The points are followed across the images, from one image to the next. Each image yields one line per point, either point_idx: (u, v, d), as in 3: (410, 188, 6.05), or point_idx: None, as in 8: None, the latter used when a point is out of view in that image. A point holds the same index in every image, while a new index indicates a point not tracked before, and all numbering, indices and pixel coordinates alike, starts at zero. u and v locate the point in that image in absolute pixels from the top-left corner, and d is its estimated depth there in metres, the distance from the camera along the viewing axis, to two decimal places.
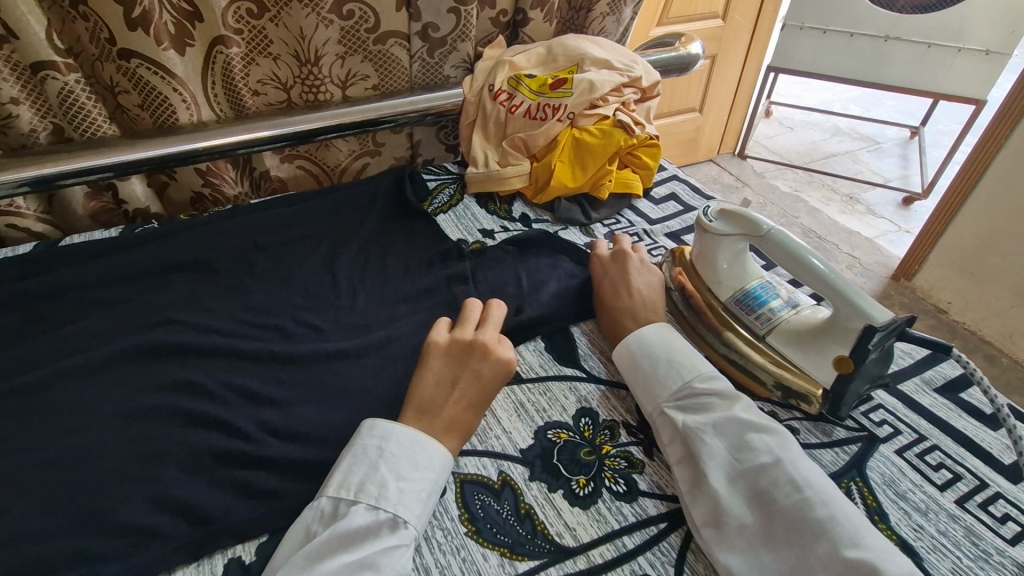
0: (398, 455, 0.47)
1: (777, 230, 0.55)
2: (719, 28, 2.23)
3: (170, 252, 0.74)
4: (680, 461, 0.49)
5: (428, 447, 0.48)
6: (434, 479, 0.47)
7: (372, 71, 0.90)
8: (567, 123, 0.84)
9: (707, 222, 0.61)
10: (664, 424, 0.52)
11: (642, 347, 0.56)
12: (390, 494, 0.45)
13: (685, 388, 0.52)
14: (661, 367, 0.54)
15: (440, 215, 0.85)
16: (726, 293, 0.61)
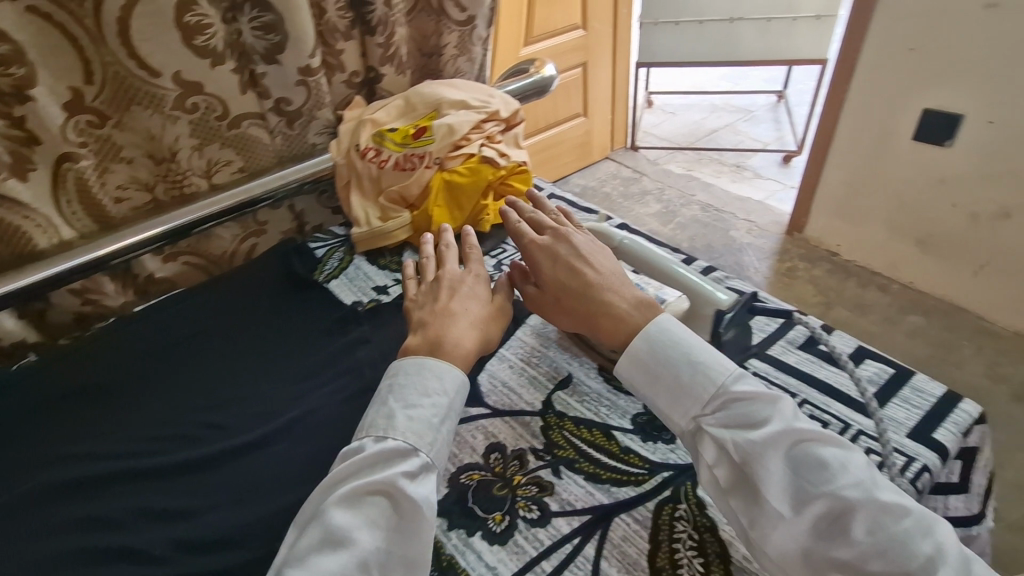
0: (410, 390, 0.53)
1: (629, 238, 0.64)
2: (582, 38, 2.36)
3: (49, 383, 0.71)
4: (732, 484, 0.48)
5: (437, 378, 0.54)
6: (442, 402, 0.53)
7: (235, 156, 0.90)
8: (436, 168, 0.87)
9: (571, 244, 0.68)
10: (706, 443, 0.51)
11: (655, 354, 0.54)
12: (398, 422, 0.51)
13: (723, 395, 0.51)
14: (686, 375, 0.53)
15: (332, 282, 0.86)
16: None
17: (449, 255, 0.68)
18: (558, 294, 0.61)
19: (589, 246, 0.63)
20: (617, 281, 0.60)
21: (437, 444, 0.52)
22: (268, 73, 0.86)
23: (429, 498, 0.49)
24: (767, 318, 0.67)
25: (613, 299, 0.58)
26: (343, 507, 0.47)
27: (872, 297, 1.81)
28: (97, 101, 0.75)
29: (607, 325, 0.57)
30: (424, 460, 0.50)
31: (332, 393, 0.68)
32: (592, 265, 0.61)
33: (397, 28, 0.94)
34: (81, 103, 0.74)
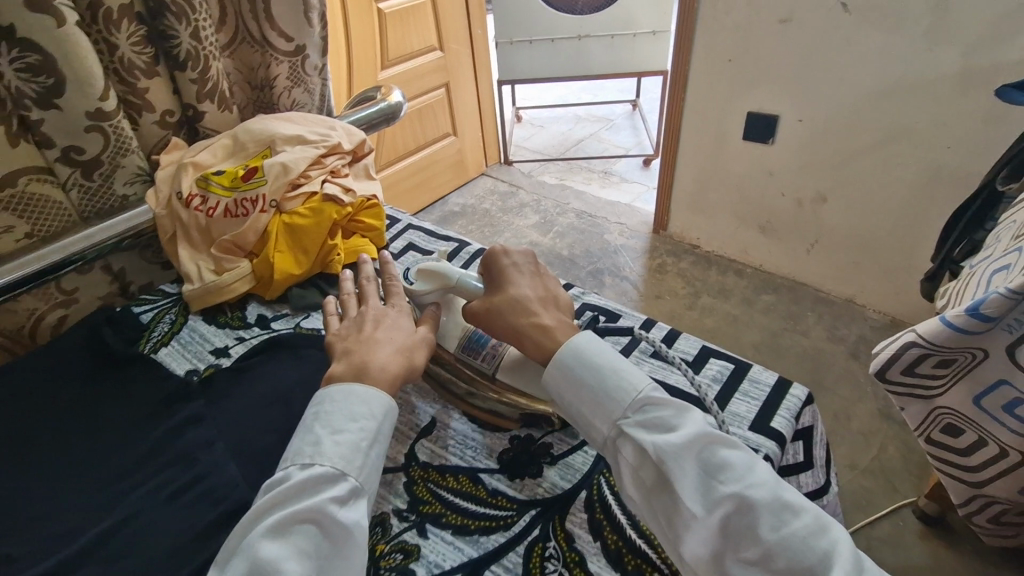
0: (337, 413, 0.49)
1: (465, 276, 0.62)
2: (441, 60, 2.37)
3: None
4: (652, 485, 0.47)
5: (363, 400, 0.50)
6: (373, 423, 0.49)
7: (17, 219, 0.76)
8: (273, 212, 0.80)
9: (409, 286, 0.64)
10: (626, 445, 0.49)
11: (578, 360, 0.51)
12: (326, 448, 0.47)
13: (642, 399, 0.49)
14: (607, 380, 0.50)
15: (160, 351, 0.75)
16: (454, 345, 0.62)
17: (369, 288, 0.63)
18: (494, 306, 0.57)
19: (536, 268, 0.61)
20: (556, 302, 0.58)
21: (370, 464, 0.48)
22: (46, 120, 0.73)
23: (361, 520, 0.46)
24: (622, 335, 0.69)
25: (540, 314, 0.56)
26: (271, 542, 0.43)
27: (731, 282, 1.98)
28: None
29: (542, 339, 0.54)
30: (357, 483, 0.47)
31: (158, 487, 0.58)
32: (538, 286, 0.59)
33: (213, 62, 0.85)
34: None
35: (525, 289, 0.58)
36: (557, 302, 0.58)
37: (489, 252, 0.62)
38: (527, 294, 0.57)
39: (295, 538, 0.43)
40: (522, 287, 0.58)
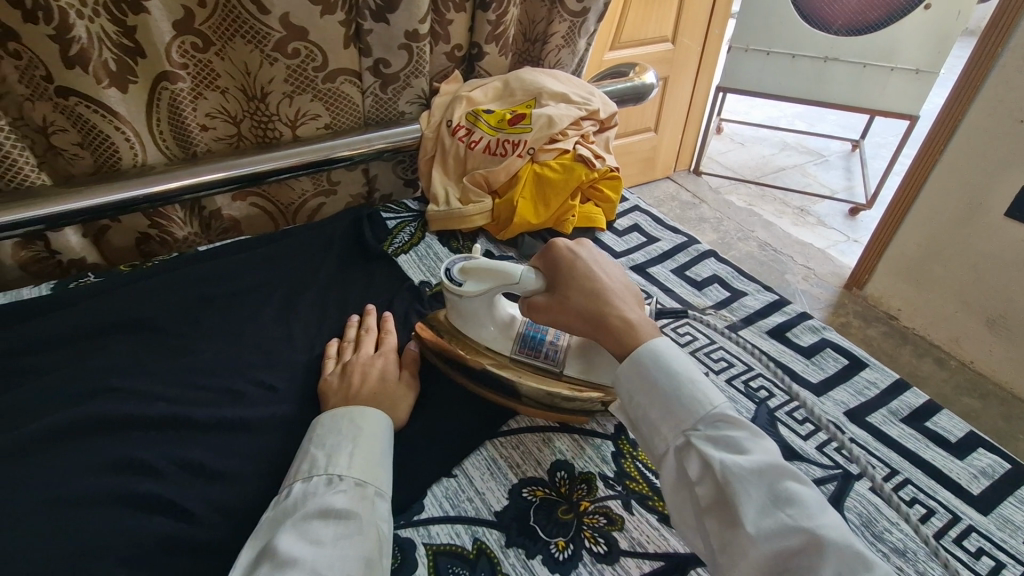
0: (325, 433, 0.53)
1: (524, 272, 0.58)
2: (669, 52, 2.29)
3: (109, 307, 0.70)
4: (709, 503, 0.46)
5: (349, 416, 0.54)
6: (359, 433, 0.53)
7: (323, 110, 0.87)
8: (527, 159, 0.83)
9: (454, 286, 0.61)
10: (691, 459, 0.47)
11: (659, 364, 0.51)
12: (318, 460, 0.51)
13: (716, 416, 0.48)
14: (683, 391, 0.49)
15: (400, 257, 0.83)
16: (509, 345, 0.61)
17: (366, 337, 0.66)
18: (582, 296, 0.55)
19: (599, 255, 0.60)
20: (623, 291, 0.58)
21: (367, 461, 0.51)
22: (373, 31, 0.82)
23: (367, 510, 0.48)
24: (870, 384, 0.62)
25: (620, 309, 0.55)
26: (292, 534, 0.46)
27: (926, 370, 1.72)
28: (206, 25, 0.75)
29: (625, 335, 0.53)
30: (355, 477, 0.50)
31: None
32: (612, 276, 0.58)
33: (511, 8, 0.90)
34: (189, 24, 0.74)
35: (601, 276, 0.57)
36: (624, 291, 0.59)
37: (557, 246, 0.59)
38: (604, 285, 0.56)
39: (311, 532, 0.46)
40: (599, 276, 0.56)
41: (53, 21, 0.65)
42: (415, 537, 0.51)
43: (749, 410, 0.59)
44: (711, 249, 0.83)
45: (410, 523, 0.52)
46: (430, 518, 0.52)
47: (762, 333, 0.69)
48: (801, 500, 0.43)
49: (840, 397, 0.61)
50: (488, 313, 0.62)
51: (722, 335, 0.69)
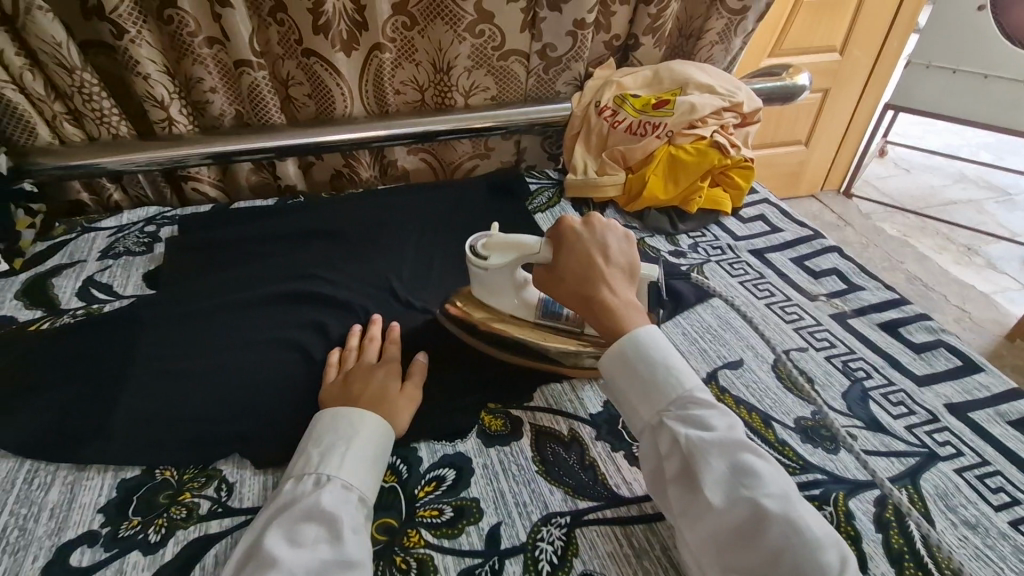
0: (323, 431, 0.51)
1: (531, 240, 0.60)
2: (835, 63, 2.16)
3: (311, 218, 0.88)
4: (676, 475, 0.47)
5: (354, 418, 0.52)
6: (358, 434, 0.51)
7: (493, 84, 1.02)
8: (664, 141, 0.90)
9: (478, 261, 0.62)
10: (663, 436, 0.48)
11: (638, 347, 0.51)
12: (312, 459, 0.49)
13: (686, 396, 0.49)
14: (660, 372, 0.50)
15: (537, 215, 0.94)
16: (532, 311, 0.64)
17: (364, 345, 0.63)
18: (565, 283, 0.56)
19: (607, 232, 0.58)
20: (621, 279, 0.56)
21: (361, 466, 0.49)
22: (547, 19, 0.94)
23: (353, 515, 0.46)
24: (981, 386, 0.63)
25: (607, 289, 0.54)
26: (278, 535, 0.43)
27: None
28: (416, 9, 0.92)
29: (608, 322, 0.53)
30: (344, 480, 0.47)
31: None
32: (614, 260, 0.56)
33: (670, 3, 0.98)
34: (405, 7, 0.92)
35: (598, 257, 0.55)
36: (624, 273, 0.57)
37: (568, 230, 0.57)
38: (598, 274, 0.55)
39: (300, 533, 0.43)
40: (596, 262, 0.55)
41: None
42: (523, 417, 0.60)
43: (843, 384, 0.63)
44: (836, 246, 0.85)
45: (519, 407, 0.61)
46: (537, 407, 0.61)
47: (875, 328, 0.70)
48: (761, 475, 0.44)
49: (944, 390, 0.62)
50: (511, 288, 0.64)
51: (829, 319, 0.72)
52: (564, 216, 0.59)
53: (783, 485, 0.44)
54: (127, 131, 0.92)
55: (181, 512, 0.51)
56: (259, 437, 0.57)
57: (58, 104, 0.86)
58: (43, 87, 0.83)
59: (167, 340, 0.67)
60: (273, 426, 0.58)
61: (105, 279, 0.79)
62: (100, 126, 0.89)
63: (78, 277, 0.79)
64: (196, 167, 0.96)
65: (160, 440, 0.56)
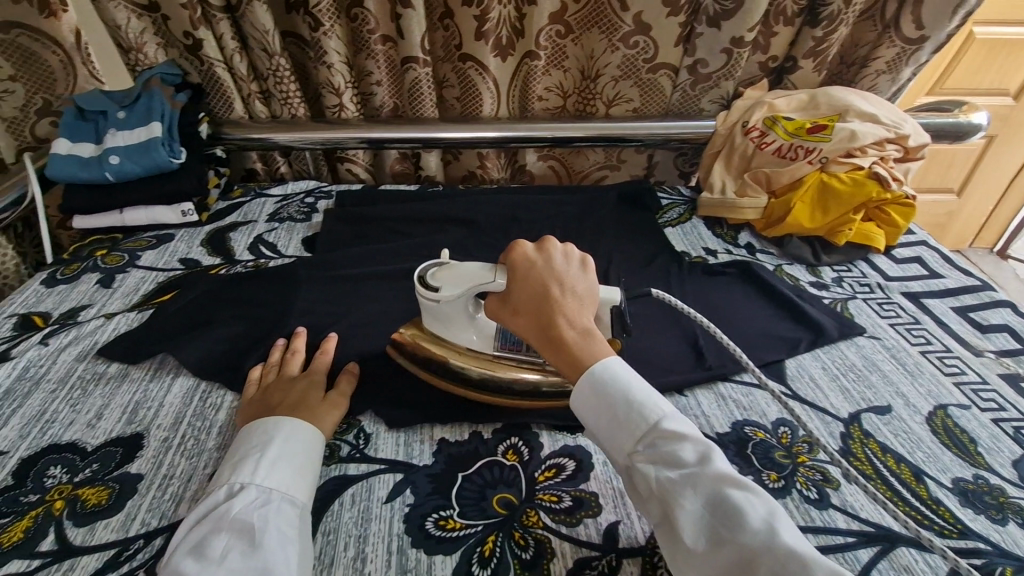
0: (240, 445, 0.50)
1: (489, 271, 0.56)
2: (1006, 107, 1.93)
3: (449, 206, 0.92)
4: (659, 519, 0.44)
5: (271, 426, 0.51)
6: (272, 440, 0.50)
7: (636, 96, 1.03)
8: (817, 167, 0.86)
9: (435, 296, 0.58)
10: (639, 478, 0.45)
11: (597, 382, 0.48)
12: (224, 474, 0.48)
13: (653, 431, 0.45)
14: (622, 410, 0.47)
15: (667, 228, 0.93)
16: (490, 342, 0.61)
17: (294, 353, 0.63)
18: (521, 320, 0.53)
19: (562, 257, 0.55)
20: (579, 306, 0.53)
21: (275, 468, 0.48)
22: (703, 35, 0.93)
23: (270, 516, 0.44)
24: None
25: (562, 322, 0.51)
26: (189, 551, 0.42)
27: None
28: (573, 19, 0.94)
29: (564, 358, 0.50)
30: (261, 484, 0.46)
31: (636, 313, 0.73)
32: (569, 287, 0.53)
33: (840, 26, 0.93)
34: (562, 16, 0.94)
35: (551, 287, 0.52)
36: (581, 299, 0.53)
37: (517, 259, 0.54)
38: (550, 306, 0.51)
39: (210, 545, 0.42)
40: (548, 293, 0.52)
41: (479, 7, 0.89)
42: None
43: (1014, 452, 0.56)
44: (1008, 302, 0.77)
45: None
46: None
47: None
48: (742, 509, 0.40)
49: None
50: (467, 322, 0.60)
51: (998, 379, 0.64)
52: (517, 241, 0.56)
53: (770, 513, 0.40)
54: (301, 111, 1.03)
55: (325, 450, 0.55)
56: (394, 397, 0.60)
57: (254, 84, 0.99)
58: (246, 68, 0.96)
59: (320, 298, 0.74)
60: (406, 390, 0.61)
61: (271, 239, 0.88)
62: (283, 106, 1.01)
63: (249, 235, 0.89)
64: (351, 150, 1.05)
65: None
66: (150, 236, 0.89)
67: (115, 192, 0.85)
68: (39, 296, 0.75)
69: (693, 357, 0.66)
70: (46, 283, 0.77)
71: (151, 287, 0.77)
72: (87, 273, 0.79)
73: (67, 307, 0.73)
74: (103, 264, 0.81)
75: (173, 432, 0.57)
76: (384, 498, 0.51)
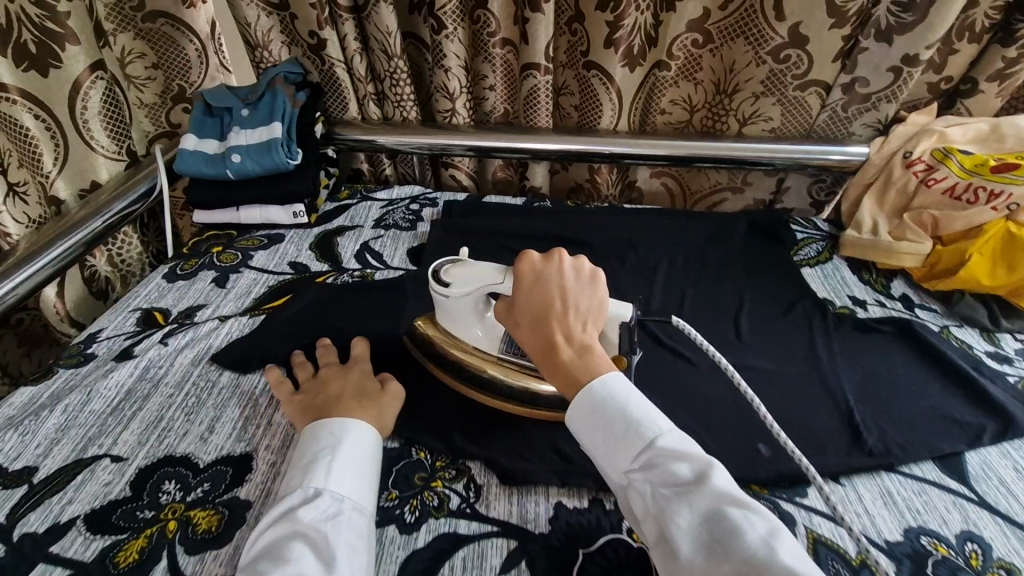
0: (310, 442, 0.49)
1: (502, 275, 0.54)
2: None
3: (559, 226, 0.87)
4: (656, 542, 0.41)
5: (339, 429, 0.50)
6: (344, 444, 0.49)
7: (778, 115, 0.91)
8: (1002, 214, 0.73)
9: (440, 290, 0.56)
10: (635, 499, 0.43)
11: (593, 397, 0.46)
12: (300, 473, 0.47)
13: (650, 449, 0.43)
14: (619, 425, 0.45)
15: (805, 269, 0.82)
16: (497, 343, 0.59)
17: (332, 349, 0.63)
18: (521, 333, 0.51)
19: (574, 271, 0.51)
20: (582, 322, 0.50)
21: (346, 476, 0.47)
22: (868, 50, 0.81)
23: (345, 531, 0.43)
24: None
25: (561, 341, 0.48)
26: (269, 554, 0.41)
27: None
28: (715, 27, 0.85)
29: (559, 378, 0.48)
30: (336, 495, 0.45)
31: (774, 371, 0.64)
32: (572, 302, 0.50)
33: None
34: (702, 24, 0.85)
35: (553, 303, 0.49)
36: (585, 315, 0.50)
37: (523, 270, 0.51)
38: (550, 323, 0.49)
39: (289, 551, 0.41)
40: (551, 309, 0.49)
41: (615, 12, 0.81)
42: (797, 516, 0.51)
43: None
44: None
45: (792, 501, 0.52)
46: (813, 507, 0.52)
47: None
48: (738, 528, 0.37)
49: None
50: (475, 319, 0.59)
51: None
52: (525, 250, 0.53)
53: (769, 533, 0.36)
54: (413, 115, 1.00)
55: (434, 498, 0.52)
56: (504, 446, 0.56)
57: (371, 86, 0.97)
58: (364, 69, 0.94)
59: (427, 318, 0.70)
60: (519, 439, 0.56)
61: (377, 247, 0.86)
62: (396, 109, 0.99)
63: (356, 241, 0.88)
64: (457, 157, 1.01)
65: (418, 420, 0.58)
66: (262, 236, 0.89)
67: (234, 190, 0.86)
68: (161, 291, 0.76)
69: (850, 436, 0.57)
70: (167, 278, 0.78)
71: (262, 291, 0.77)
72: (204, 270, 0.80)
73: (186, 306, 0.74)
74: (219, 262, 0.82)
75: (281, 456, 0.55)
76: (499, 568, 0.46)
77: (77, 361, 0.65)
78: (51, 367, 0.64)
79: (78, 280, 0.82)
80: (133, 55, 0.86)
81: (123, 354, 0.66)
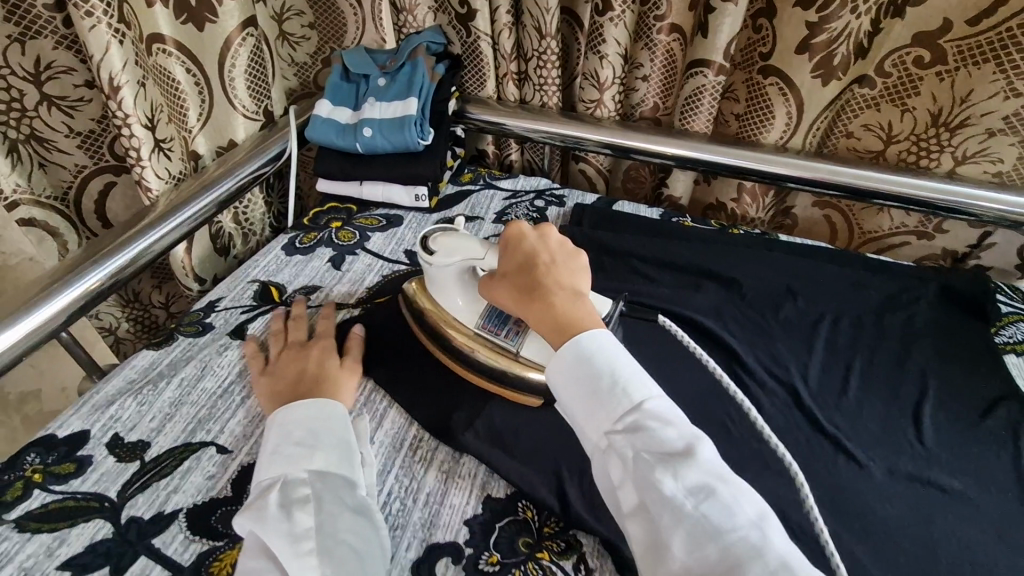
0: (282, 422, 0.51)
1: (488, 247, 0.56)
2: None
3: (703, 255, 0.76)
4: (630, 508, 0.38)
5: (283, 413, 0.52)
6: (310, 422, 0.51)
7: (1012, 157, 0.73)
8: None
9: (428, 255, 0.58)
10: (612, 464, 0.39)
11: (585, 354, 0.42)
12: (275, 454, 0.48)
13: (636, 412, 0.39)
14: (607, 385, 0.41)
15: (1009, 355, 0.66)
16: (473, 317, 0.60)
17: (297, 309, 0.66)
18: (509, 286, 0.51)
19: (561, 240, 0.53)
20: (572, 278, 0.49)
21: (322, 452, 0.49)
22: None
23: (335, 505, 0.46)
24: None
25: (552, 288, 0.48)
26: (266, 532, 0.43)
27: None
28: (953, 45, 0.69)
29: (550, 323, 0.46)
30: (317, 472, 0.47)
31: (970, 496, 0.52)
32: (560, 261, 0.50)
33: None
34: (933, 39, 0.70)
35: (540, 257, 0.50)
36: (573, 271, 0.50)
37: (512, 231, 0.53)
38: (541, 272, 0.49)
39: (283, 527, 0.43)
40: (538, 260, 0.50)
41: (823, 11, 0.67)
42: None
43: None
44: None
45: None
46: None
47: None
48: (731, 506, 0.35)
49: None
50: (458, 287, 0.60)
51: None
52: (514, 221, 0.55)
53: (758, 517, 0.35)
54: (553, 103, 0.91)
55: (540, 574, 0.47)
56: None
57: (514, 65, 0.88)
58: (510, 46, 0.86)
59: None
60: None
61: None
62: (537, 92, 0.90)
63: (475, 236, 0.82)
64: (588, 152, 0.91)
65: (535, 474, 0.52)
66: (381, 215, 0.86)
67: (361, 165, 0.82)
68: (279, 265, 0.75)
69: None
70: (286, 251, 0.78)
71: (377, 280, 0.73)
72: (321, 246, 0.79)
73: (301, 284, 0.72)
74: (338, 240, 0.80)
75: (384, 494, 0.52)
76: None
77: (196, 330, 0.65)
78: (172, 333, 0.65)
79: (206, 237, 0.83)
80: (292, 12, 0.87)
81: (237, 331, 0.65)
